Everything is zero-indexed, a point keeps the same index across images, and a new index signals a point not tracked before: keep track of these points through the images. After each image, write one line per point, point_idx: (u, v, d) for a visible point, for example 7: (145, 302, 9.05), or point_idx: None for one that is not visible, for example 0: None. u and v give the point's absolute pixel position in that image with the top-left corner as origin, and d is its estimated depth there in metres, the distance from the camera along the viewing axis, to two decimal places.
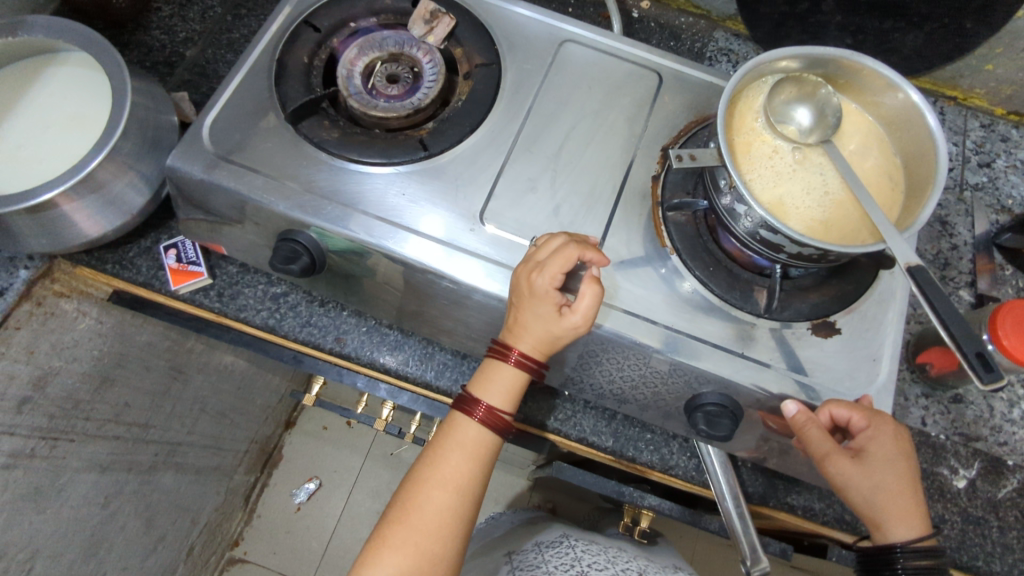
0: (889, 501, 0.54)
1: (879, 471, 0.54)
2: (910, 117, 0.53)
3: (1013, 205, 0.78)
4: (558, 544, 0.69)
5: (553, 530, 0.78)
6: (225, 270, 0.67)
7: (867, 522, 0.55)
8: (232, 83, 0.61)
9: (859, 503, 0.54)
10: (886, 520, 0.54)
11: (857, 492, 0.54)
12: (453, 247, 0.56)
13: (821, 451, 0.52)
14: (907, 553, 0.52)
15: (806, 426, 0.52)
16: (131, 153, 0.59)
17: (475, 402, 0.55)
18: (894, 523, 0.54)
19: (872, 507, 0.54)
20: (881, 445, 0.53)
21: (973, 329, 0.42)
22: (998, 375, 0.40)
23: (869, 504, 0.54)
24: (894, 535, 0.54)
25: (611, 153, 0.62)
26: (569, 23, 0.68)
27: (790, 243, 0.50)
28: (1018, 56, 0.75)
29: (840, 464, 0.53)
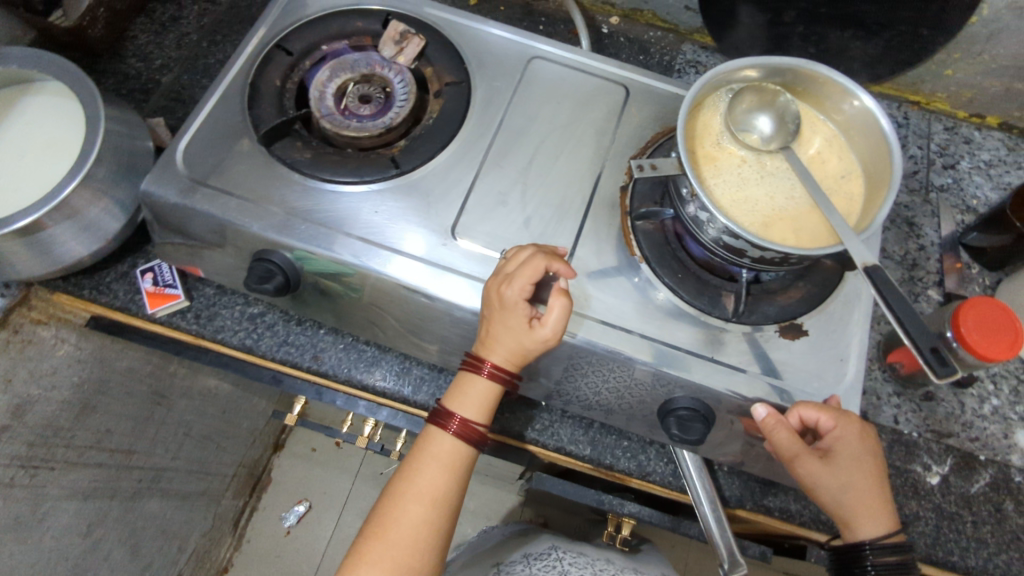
0: (859, 500, 0.54)
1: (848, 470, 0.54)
2: (866, 121, 0.55)
3: (978, 205, 0.80)
4: (546, 556, 0.68)
5: (540, 542, 0.78)
6: (202, 292, 0.68)
7: (838, 522, 0.56)
8: (204, 107, 0.62)
9: (829, 503, 0.55)
10: (856, 519, 0.55)
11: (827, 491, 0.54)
12: (440, 266, 0.58)
13: (791, 453, 0.53)
14: (876, 550, 0.53)
15: (775, 429, 0.53)
16: (106, 179, 0.60)
17: (450, 415, 0.56)
18: (863, 521, 0.54)
19: (842, 506, 0.54)
20: (848, 444, 0.53)
21: (929, 329, 0.44)
22: (953, 369, 0.42)
23: (839, 504, 0.54)
24: (863, 534, 0.55)
25: (580, 166, 0.63)
26: (536, 40, 0.69)
27: (752, 248, 0.51)
28: (976, 61, 0.77)
29: (810, 465, 0.53)
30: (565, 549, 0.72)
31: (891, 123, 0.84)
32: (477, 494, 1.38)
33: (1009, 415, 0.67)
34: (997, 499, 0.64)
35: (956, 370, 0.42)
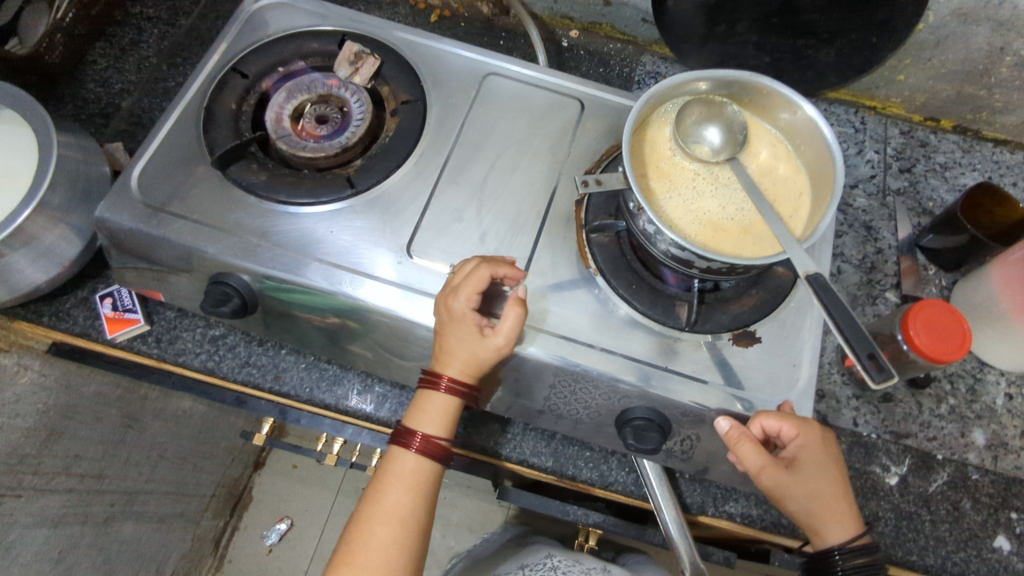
0: (824, 505, 0.55)
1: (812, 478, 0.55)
2: (810, 129, 0.56)
3: (934, 207, 0.81)
4: (540, 566, 0.70)
5: (540, 548, 0.77)
6: (163, 316, 0.68)
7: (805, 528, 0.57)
8: (160, 133, 0.63)
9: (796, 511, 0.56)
10: (822, 524, 0.56)
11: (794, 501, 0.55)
12: (412, 289, 0.58)
13: (757, 465, 0.53)
14: (844, 554, 0.54)
15: (739, 442, 0.53)
16: (61, 206, 0.60)
17: (410, 433, 0.56)
18: (829, 525, 0.56)
19: (809, 514, 0.55)
20: (809, 452, 0.54)
21: (866, 334, 0.45)
22: (889, 375, 0.43)
23: (806, 511, 0.55)
24: (830, 539, 0.56)
25: (536, 180, 0.64)
26: (491, 56, 0.70)
27: (698, 259, 0.52)
28: (926, 65, 0.78)
29: (776, 476, 0.54)
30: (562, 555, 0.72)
31: (849, 128, 0.86)
32: (460, 506, 1.38)
33: (965, 414, 0.69)
34: (954, 497, 0.66)
35: (892, 373, 0.43)
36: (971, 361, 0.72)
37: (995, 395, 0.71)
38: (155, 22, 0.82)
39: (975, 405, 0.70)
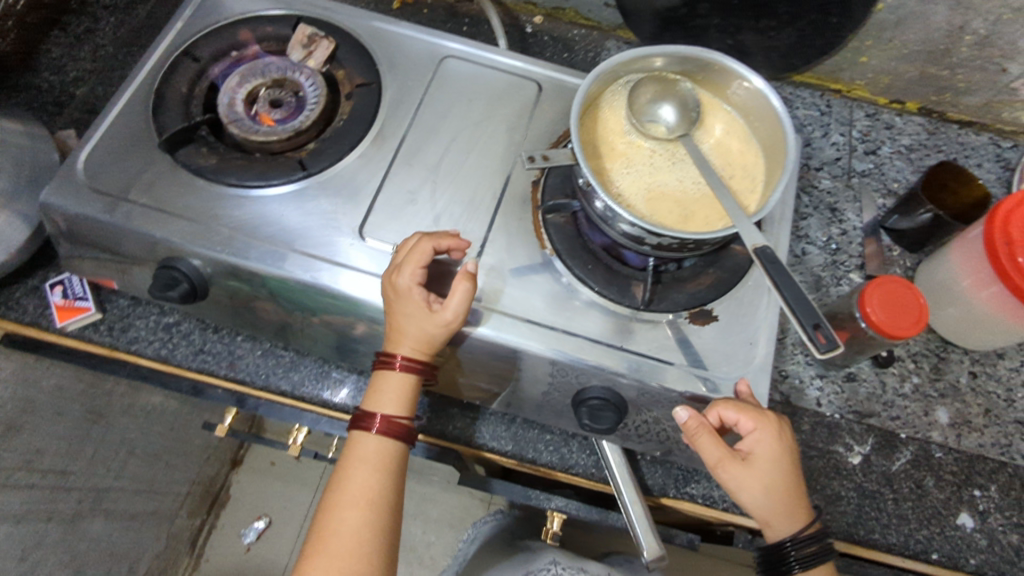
0: (781, 502, 0.54)
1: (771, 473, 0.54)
2: (761, 103, 0.55)
3: (899, 187, 0.81)
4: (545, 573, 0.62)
5: (541, 551, 0.68)
6: (115, 304, 0.68)
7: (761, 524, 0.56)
8: (108, 117, 0.62)
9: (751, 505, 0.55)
10: (775, 519, 0.54)
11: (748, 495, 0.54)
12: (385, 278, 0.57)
13: (711, 456, 0.53)
14: (795, 545, 0.53)
15: (698, 431, 0.52)
16: (5, 192, 0.59)
17: (370, 415, 0.55)
18: (781, 521, 0.54)
19: (763, 509, 0.54)
20: (768, 445, 0.53)
21: (812, 305, 0.45)
22: (834, 344, 0.43)
23: (760, 507, 0.54)
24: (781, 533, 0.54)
25: (492, 161, 0.64)
26: (448, 40, 0.70)
27: (648, 234, 0.51)
28: (887, 46, 0.78)
29: (732, 468, 0.53)
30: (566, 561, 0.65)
31: (814, 111, 0.86)
32: (440, 501, 1.36)
33: (929, 392, 0.69)
34: (918, 476, 0.65)
35: (837, 344, 0.43)
36: (934, 341, 0.72)
37: (958, 373, 0.70)
38: (112, 10, 0.81)
39: (939, 384, 0.70)
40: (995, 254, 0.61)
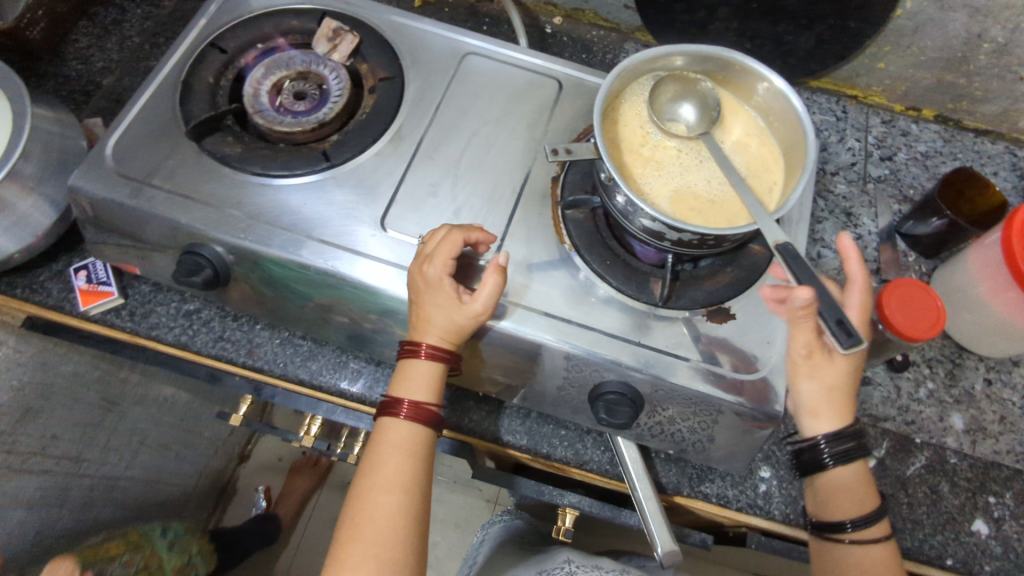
0: (836, 401, 0.57)
1: (841, 372, 0.57)
2: (781, 102, 0.56)
3: (915, 194, 0.81)
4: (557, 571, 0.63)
5: (560, 550, 0.69)
6: (137, 290, 0.69)
7: (803, 417, 0.59)
8: (137, 104, 0.63)
9: (805, 396, 0.58)
10: (823, 416, 0.58)
11: (814, 387, 0.57)
12: (404, 268, 0.58)
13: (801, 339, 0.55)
14: (831, 443, 0.57)
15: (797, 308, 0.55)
16: (34, 175, 0.60)
17: (398, 401, 0.56)
18: (829, 419, 0.58)
19: (817, 402, 0.57)
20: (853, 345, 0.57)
21: (835, 301, 0.46)
22: (857, 340, 0.44)
23: (818, 400, 0.57)
24: (822, 430, 0.58)
25: (512, 157, 0.64)
26: (470, 37, 0.71)
27: (670, 230, 0.51)
28: (905, 52, 0.79)
29: (817, 358, 0.56)
30: (580, 560, 0.66)
31: (830, 116, 0.86)
32: (447, 503, 1.35)
33: (944, 398, 0.69)
34: (932, 481, 0.65)
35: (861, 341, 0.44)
36: (949, 347, 0.72)
37: (973, 379, 0.70)
38: (139, 3, 0.82)
39: (954, 390, 0.70)
40: (1011, 258, 0.60)
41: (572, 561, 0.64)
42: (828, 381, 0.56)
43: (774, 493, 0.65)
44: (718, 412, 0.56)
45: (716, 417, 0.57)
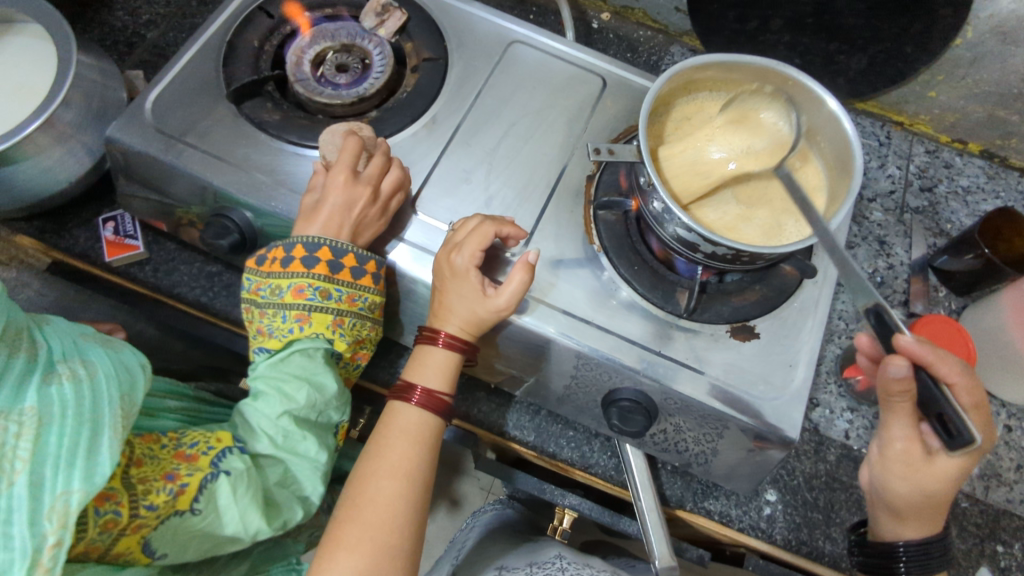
0: (930, 509, 0.53)
1: (947, 486, 0.52)
2: (833, 124, 0.54)
3: (952, 229, 0.79)
4: (549, 564, 0.63)
5: (550, 545, 0.69)
6: (162, 246, 0.70)
7: (889, 519, 0.56)
8: (180, 61, 0.63)
9: (898, 498, 0.54)
10: (910, 521, 0.54)
11: (905, 490, 0.53)
12: (423, 252, 0.59)
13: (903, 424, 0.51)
14: (908, 551, 0.53)
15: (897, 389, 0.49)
16: (73, 122, 0.61)
17: (412, 386, 0.56)
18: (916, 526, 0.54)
19: (901, 505, 0.54)
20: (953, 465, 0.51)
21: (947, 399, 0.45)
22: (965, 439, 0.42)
23: (908, 504, 0.53)
24: (907, 535, 0.55)
25: (549, 151, 0.63)
26: (518, 25, 0.69)
27: (704, 242, 0.50)
28: (959, 83, 0.76)
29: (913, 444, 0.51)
30: (572, 556, 0.66)
31: (873, 141, 0.84)
32: None
33: None
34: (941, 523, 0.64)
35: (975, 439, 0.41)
36: None
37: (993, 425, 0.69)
38: None
39: None
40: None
41: (564, 557, 0.65)
42: (918, 484, 0.52)
43: (778, 518, 0.65)
44: (725, 427, 0.56)
45: (721, 431, 0.57)
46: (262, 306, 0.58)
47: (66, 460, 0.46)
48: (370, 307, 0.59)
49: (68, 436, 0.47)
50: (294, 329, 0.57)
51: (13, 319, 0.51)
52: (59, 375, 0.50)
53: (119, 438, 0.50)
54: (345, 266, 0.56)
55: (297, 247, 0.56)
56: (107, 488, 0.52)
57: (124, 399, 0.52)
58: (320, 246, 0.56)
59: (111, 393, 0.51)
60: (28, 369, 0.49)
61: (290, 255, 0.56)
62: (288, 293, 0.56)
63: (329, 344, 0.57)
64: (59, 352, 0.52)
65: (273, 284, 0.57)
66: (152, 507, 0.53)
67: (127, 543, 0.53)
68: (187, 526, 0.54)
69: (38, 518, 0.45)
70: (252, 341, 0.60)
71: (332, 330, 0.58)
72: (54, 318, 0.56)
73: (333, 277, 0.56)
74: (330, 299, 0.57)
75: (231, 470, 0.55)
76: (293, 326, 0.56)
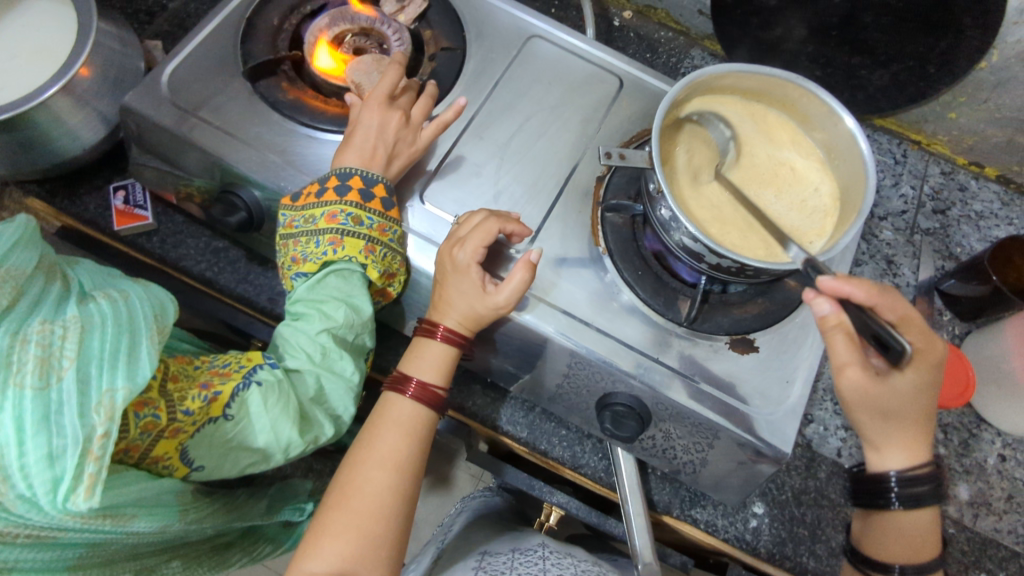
0: (902, 431, 0.53)
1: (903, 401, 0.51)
2: (849, 142, 0.53)
3: (961, 253, 0.78)
4: (531, 552, 0.63)
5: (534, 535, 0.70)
6: (171, 219, 0.70)
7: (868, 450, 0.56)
8: (198, 36, 0.63)
9: (867, 429, 0.54)
10: (888, 447, 0.54)
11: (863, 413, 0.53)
12: (428, 241, 0.59)
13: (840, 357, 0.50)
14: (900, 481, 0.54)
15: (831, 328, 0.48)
16: (90, 89, 0.61)
17: (407, 378, 0.56)
18: (896, 451, 0.54)
19: (878, 433, 0.54)
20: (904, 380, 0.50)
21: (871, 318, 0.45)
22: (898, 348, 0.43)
23: (876, 431, 0.53)
24: (889, 463, 0.55)
25: (560, 149, 0.63)
26: (539, 19, 0.69)
27: (709, 253, 0.50)
28: (981, 106, 0.76)
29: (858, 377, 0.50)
30: (556, 546, 0.67)
31: (888, 158, 0.83)
32: None
33: (953, 466, 0.68)
34: None
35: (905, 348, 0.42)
36: (969, 415, 0.70)
37: (987, 453, 0.69)
38: None
39: (965, 459, 0.69)
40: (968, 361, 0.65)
41: (546, 546, 0.65)
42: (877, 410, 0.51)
43: (764, 531, 0.65)
44: (715, 436, 0.56)
45: (711, 441, 0.57)
46: (295, 236, 0.58)
47: (109, 360, 0.49)
48: (401, 239, 0.58)
49: (109, 339, 0.50)
50: (329, 252, 0.57)
51: (48, 256, 0.55)
52: (94, 297, 0.53)
53: (156, 347, 0.52)
54: (376, 195, 0.57)
55: (331, 178, 0.57)
56: (145, 394, 0.55)
57: (157, 316, 0.55)
58: (351, 176, 0.56)
59: (145, 309, 0.54)
60: (65, 295, 0.53)
61: (322, 187, 0.57)
62: (321, 221, 0.56)
63: (362, 268, 0.57)
64: (90, 286, 0.56)
65: (305, 215, 0.57)
66: (188, 411, 0.56)
67: (166, 447, 0.56)
68: (221, 433, 0.57)
69: (87, 410, 0.47)
70: (285, 269, 0.61)
71: (364, 255, 0.56)
72: (82, 261, 0.60)
73: (365, 205, 0.56)
74: (362, 226, 0.56)
75: (262, 382, 0.57)
76: (327, 249, 0.57)
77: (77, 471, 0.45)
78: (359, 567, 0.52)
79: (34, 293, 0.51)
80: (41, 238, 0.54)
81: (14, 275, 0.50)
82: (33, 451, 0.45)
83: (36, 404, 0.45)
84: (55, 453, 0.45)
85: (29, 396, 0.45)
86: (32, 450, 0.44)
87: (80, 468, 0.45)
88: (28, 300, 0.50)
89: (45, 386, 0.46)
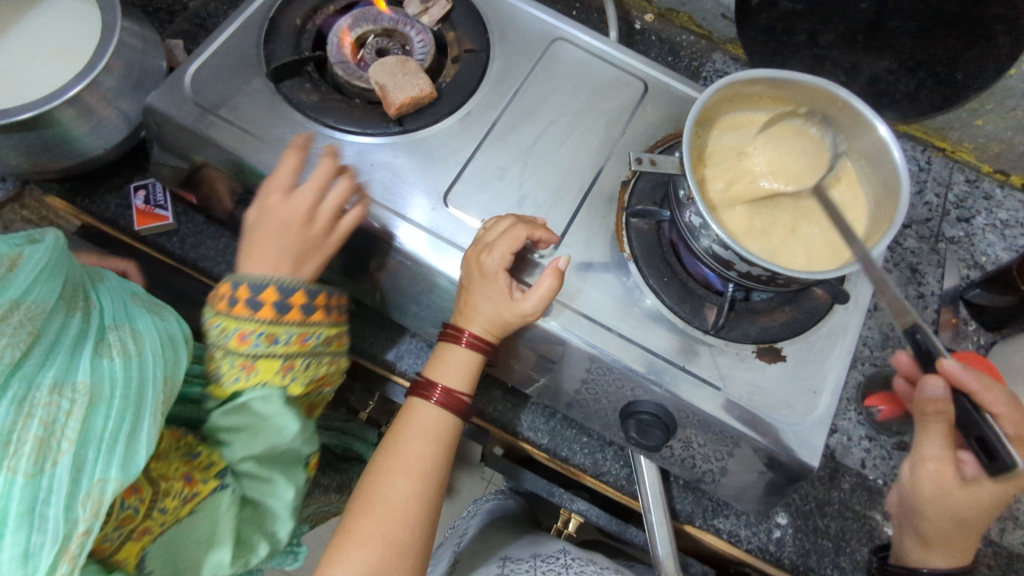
0: (956, 534, 0.56)
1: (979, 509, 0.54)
2: (881, 149, 0.52)
3: (987, 262, 0.77)
4: (553, 559, 0.63)
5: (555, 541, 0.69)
6: (191, 219, 0.70)
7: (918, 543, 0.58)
8: (222, 35, 0.63)
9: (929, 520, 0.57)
10: (940, 548, 0.56)
11: (937, 512, 0.55)
12: (445, 244, 0.57)
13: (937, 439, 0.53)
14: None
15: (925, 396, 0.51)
16: (113, 88, 0.61)
17: (432, 384, 0.56)
18: (945, 554, 0.56)
19: (937, 528, 0.56)
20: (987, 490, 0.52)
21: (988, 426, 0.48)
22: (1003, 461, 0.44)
23: (937, 527, 0.56)
24: (932, 561, 0.57)
25: (585, 154, 0.62)
26: (563, 21, 0.68)
27: (740, 261, 0.49)
28: (1007, 114, 0.74)
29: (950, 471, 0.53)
30: (577, 553, 0.66)
31: (912, 165, 0.83)
32: None
33: None
34: None
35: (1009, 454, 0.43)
36: None
37: None
38: None
39: None
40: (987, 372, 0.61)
41: (569, 552, 0.65)
42: (947, 508, 0.54)
43: (788, 541, 0.64)
44: (738, 446, 0.55)
45: (732, 449, 0.56)
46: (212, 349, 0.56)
47: (108, 444, 0.48)
48: (325, 343, 0.58)
49: (114, 418, 0.48)
50: (244, 376, 0.56)
51: (71, 278, 0.53)
52: (110, 347, 0.51)
53: (157, 427, 0.51)
54: (294, 305, 0.56)
55: (243, 288, 0.55)
56: (135, 482, 0.52)
57: (165, 382, 0.53)
58: (266, 287, 0.56)
59: (156, 371, 0.52)
60: (82, 335, 0.51)
61: (239, 298, 0.55)
62: (233, 339, 0.55)
63: (283, 388, 0.56)
64: (110, 317, 0.54)
65: (222, 328, 0.55)
66: (163, 509, 0.54)
67: (129, 551, 0.52)
68: (185, 536, 0.55)
69: (74, 503, 0.46)
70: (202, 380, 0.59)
71: (282, 375, 0.56)
72: (104, 276, 0.58)
73: (281, 318, 0.55)
74: (279, 344, 0.55)
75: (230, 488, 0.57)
76: (240, 374, 0.55)
77: (51, 570, 0.46)
78: (385, 574, 0.52)
79: (51, 335, 0.49)
80: (66, 260, 0.53)
81: (32, 315, 0.48)
82: (10, 547, 0.44)
83: (24, 493, 0.44)
84: (31, 550, 0.45)
85: (19, 482, 0.44)
86: (9, 545, 0.44)
87: (53, 566, 0.46)
88: (43, 346, 0.48)
89: (39, 471, 0.45)
